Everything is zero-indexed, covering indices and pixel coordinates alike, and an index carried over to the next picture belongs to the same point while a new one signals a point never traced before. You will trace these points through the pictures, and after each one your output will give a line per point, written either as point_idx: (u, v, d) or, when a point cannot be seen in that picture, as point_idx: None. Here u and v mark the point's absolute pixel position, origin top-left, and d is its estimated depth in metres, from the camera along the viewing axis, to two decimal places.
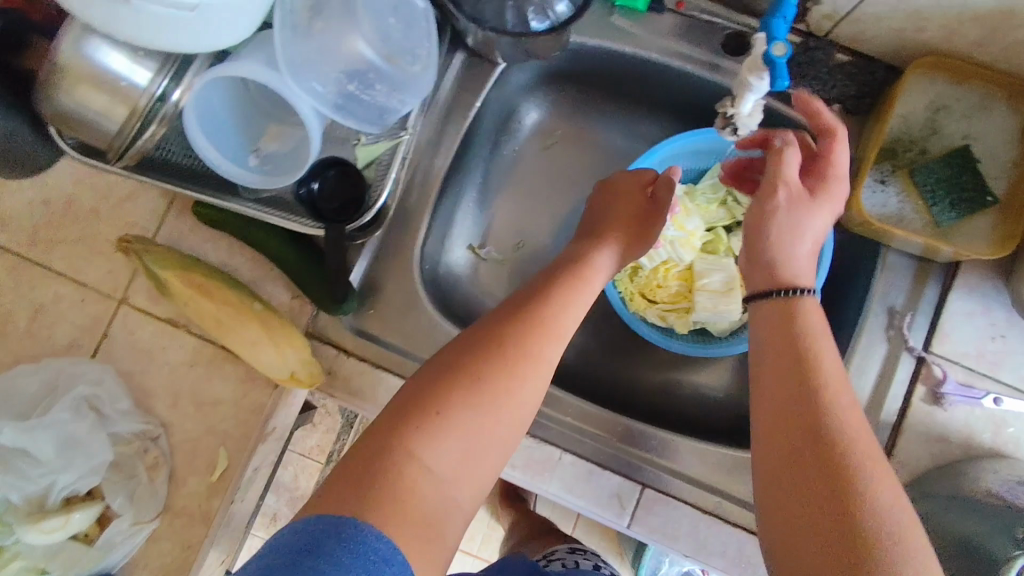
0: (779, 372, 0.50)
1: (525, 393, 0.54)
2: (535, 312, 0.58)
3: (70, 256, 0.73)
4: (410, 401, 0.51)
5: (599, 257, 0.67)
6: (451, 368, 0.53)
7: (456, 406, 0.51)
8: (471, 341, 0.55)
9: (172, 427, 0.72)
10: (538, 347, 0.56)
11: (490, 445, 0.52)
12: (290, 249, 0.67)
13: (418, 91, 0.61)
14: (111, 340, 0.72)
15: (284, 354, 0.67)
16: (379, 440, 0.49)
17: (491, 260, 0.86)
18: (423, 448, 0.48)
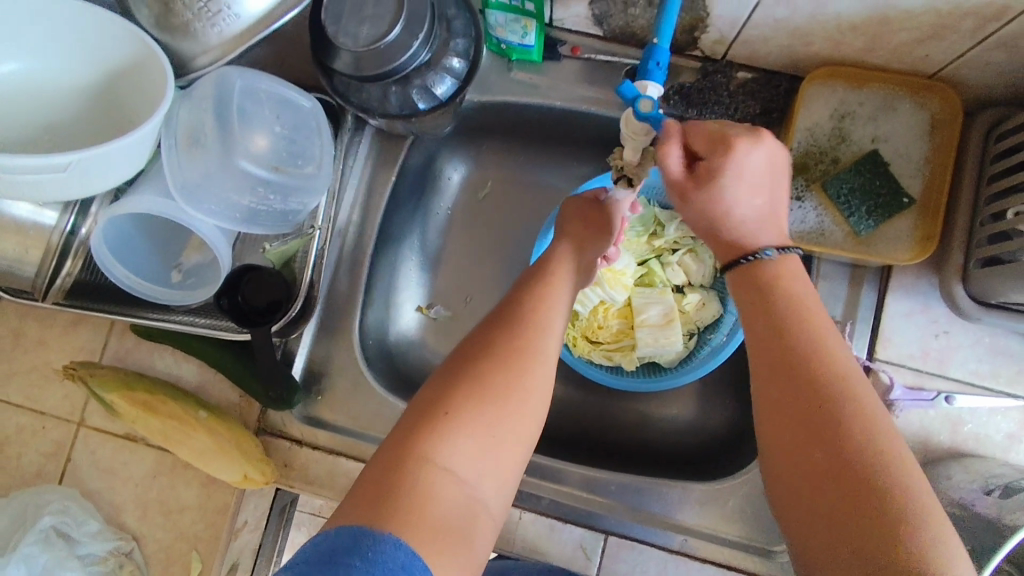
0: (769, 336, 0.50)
1: (529, 389, 0.54)
2: (528, 311, 0.59)
3: (26, 387, 0.76)
4: (422, 408, 0.52)
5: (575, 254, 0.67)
6: (454, 375, 0.54)
7: (463, 407, 0.51)
8: (472, 344, 0.56)
9: (143, 538, 0.74)
10: (533, 341, 0.56)
11: (507, 440, 0.52)
12: (225, 356, 0.69)
13: (316, 189, 0.64)
14: (75, 462, 0.75)
15: (233, 459, 0.69)
16: (395, 450, 0.49)
17: (442, 318, 0.86)
18: (438, 450, 0.49)
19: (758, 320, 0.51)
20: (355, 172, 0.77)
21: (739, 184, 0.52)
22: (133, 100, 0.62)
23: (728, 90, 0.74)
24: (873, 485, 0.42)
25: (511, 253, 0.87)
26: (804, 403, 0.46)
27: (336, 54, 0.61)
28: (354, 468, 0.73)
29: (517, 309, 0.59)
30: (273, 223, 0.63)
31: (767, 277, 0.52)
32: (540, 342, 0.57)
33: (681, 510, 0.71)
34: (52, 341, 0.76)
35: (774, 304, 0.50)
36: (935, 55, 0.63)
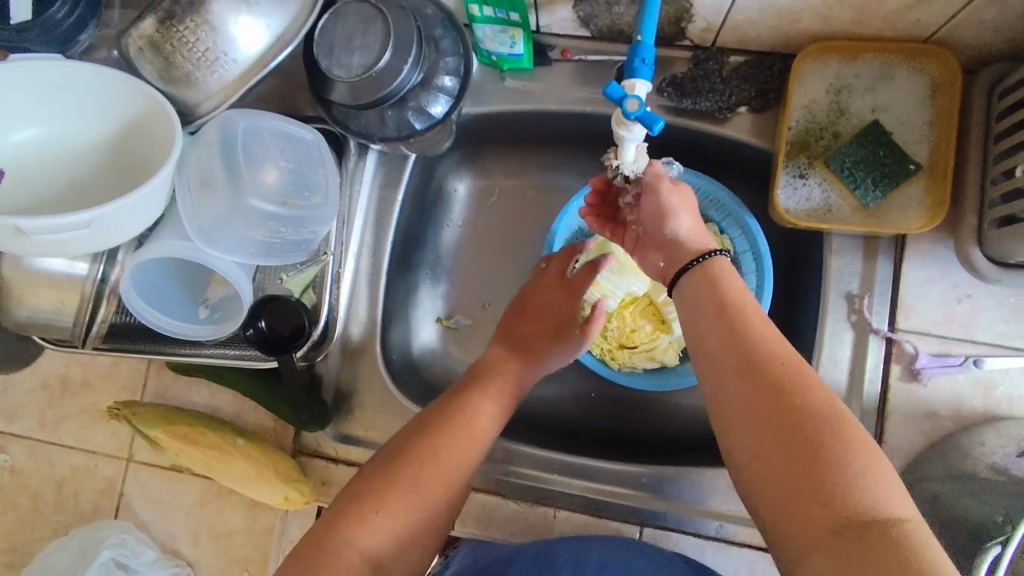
0: (714, 332, 0.53)
1: (444, 476, 0.60)
2: (467, 418, 0.65)
3: (76, 429, 0.81)
4: (358, 491, 0.57)
5: (525, 370, 0.73)
6: (388, 470, 0.59)
7: (390, 495, 0.57)
8: (409, 433, 0.63)
9: (199, 563, 0.77)
10: (465, 454, 0.62)
11: (417, 539, 0.58)
12: (259, 384, 0.74)
13: (325, 217, 0.68)
14: (128, 496, 0.79)
15: (273, 483, 0.73)
16: (327, 525, 0.55)
17: (462, 327, 0.87)
18: (364, 532, 0.55)
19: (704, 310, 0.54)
20: (364, 195, 0.79)
21: (677, 199, 0.63)
22: (145, 150, 0.65)
23: (721, 77, 0.72)
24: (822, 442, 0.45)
25: (522, 260, 0.89)
26: (751, 386, 0.49)
27: (332, 86, 0.63)
28: None
29: (447, 405, 0.66)
30: (291, 251, 0.68)
31: (712, 277, 0.56)
32: (463, 441, 0.63)
33: (714, 497, 0.71)
34: (96, 383, 0.81)
35: (720, 299, 0.54)
36: (927, 19, 0.63)
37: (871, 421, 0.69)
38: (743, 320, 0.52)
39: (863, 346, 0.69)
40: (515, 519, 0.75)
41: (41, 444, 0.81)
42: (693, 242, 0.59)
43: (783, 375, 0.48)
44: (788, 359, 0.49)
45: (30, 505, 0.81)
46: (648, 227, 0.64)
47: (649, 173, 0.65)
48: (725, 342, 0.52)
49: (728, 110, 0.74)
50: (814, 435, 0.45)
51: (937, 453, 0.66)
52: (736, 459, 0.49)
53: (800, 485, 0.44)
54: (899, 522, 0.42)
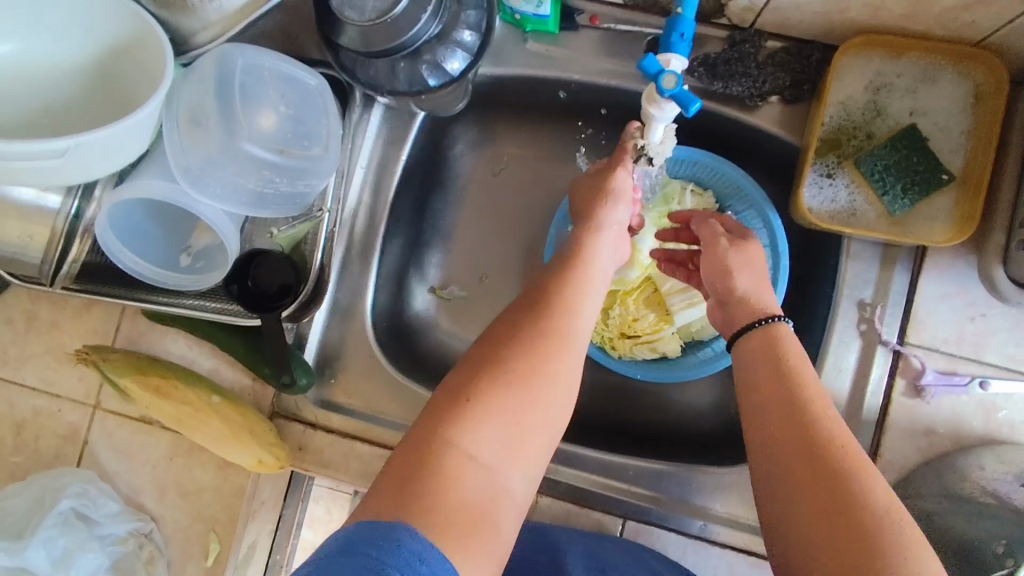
0: (775, 401, 0.53)
1: (550, 363, 0.52)
2: (550, 296, 0.55)
3: (41, 370, 0.76)
4: (454, 385, 0.50)
5: (606, 246, 0.61)
6: (478, 362, 0.51)
7: (476, 390, 0.49)
8: (498, 330, 0.54)
9: (163, 519, 0.74)
10: (562, 328, 0.54)
11: (533, 426, 0.50)
12: (238, 339, 0.70)
13: (323, 170, 0.63)
14: (92, 445, 0.75)
15: (247, 444, 0.69)
16: (421, 433, 0.48)
17: (455, 298, 0.84)
18: (466, 432, 0.47)
19: (766, 381, 0.54)
20: (364, 152, 0.74)
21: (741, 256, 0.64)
22: (130, 79, 0.60)
23: (756, 61, 0.68)
24: (871, 533, 0.44)
25: (525, 233, 0.85)
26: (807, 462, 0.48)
27: (342, 29, 0.59)
28: (369, 451, 0.73)
29: (541, 296, 0.56)
30: (282, 204, 0.63)
31: (770, 341, 0.57)
32: (561, 345, 0.53)
33: (702, 495, 0.69)
34: (65, 323, 0.76)
35: (778, 369, 0.54)
36: (983, 21, 0.59)
37: (869, 434, 0.67)
38: (806, 397, 0.52)
39: (869, 356, 0.67)
40: None
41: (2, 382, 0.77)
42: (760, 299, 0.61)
43: (836, 455, 0.48)
44: (849, 450, 0.48)
45: None
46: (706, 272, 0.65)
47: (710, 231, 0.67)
48: (778, 414, 0.52)
49: (759, 97, 0.70)
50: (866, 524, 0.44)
51: (934, 471, 0.64)
52: (778, 538, 0.49)
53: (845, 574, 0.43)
54: None
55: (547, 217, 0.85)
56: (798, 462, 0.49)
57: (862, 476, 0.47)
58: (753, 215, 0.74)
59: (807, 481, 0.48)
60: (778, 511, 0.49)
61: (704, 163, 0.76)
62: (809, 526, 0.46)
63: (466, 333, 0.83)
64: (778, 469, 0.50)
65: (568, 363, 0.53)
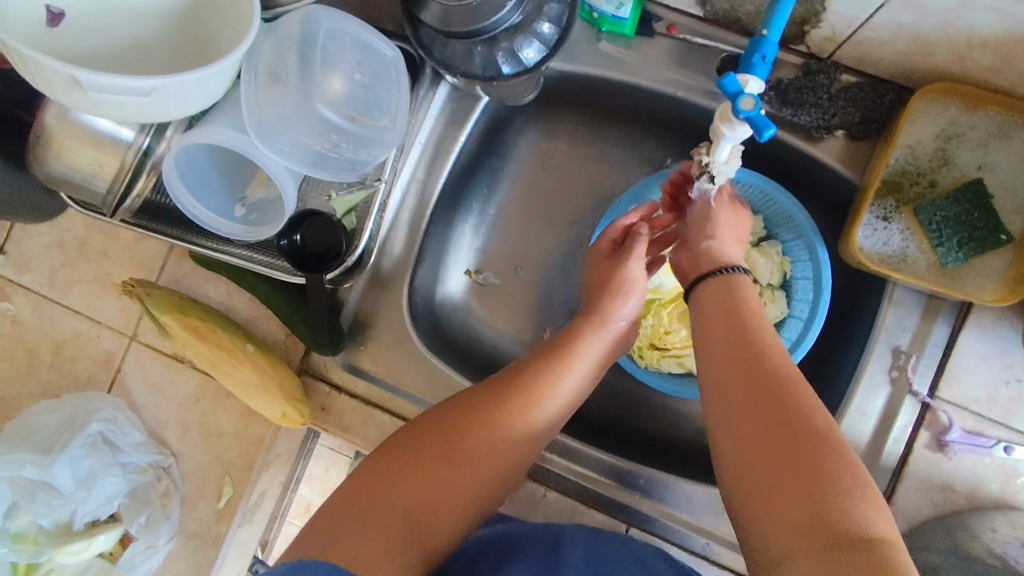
0: (728, 342, 0.56)
1: (486, 442, 0.59)
2: (510, 380, 0.62)
3: (86, 295, 0.79)
4: (398, 443, 0.59)
5: (594, 342, 0.65)
6: (425, 427, 0.59)
7: (410, 452, 0.58)
8: (455, 399, 0.61)
9: (182, 456, 0.76)
10: (512, 411, 0.60)
11: (456, 492, 0.57)
12: (279, 294, 0.71)
13: (387, 142, 0.65)
14: (125, 374, 0.77)
15: (274, 396, 0.71)
16: (362, 480, 0.56)
17: (489, 284, 0.85)
18: (393, 486, 0.56)
19: (719, 325, 0.58)
20: (425, 128, 0.75)
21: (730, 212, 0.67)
22: (216, 27, 0.61)
23: (828, 93, 0.68)
24: (813, 454, 0.46)
25: (567, 231, 0.85)
26: (756, 394, 0.51)
27: (425, 5, 0.59)
28: (388, 422, 0.74)
29: (505, 381, 0.62)
30: (341, 169, 0.64)
31: (727, 288, 0.60)
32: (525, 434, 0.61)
33: (708, 514, 0.70)
34: (116, 254, 0.79)
35: (731, 314, 0.58)
36: None
37: (884, 480, 0.67)
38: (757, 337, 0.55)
39: (897, 404, 0.67)
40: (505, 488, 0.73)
41: (49, 301, 0.80)
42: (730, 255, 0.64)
43: (783, 384, 0.51)
44: (794, 381, 0.51)
45: (26, 359, 0.80)
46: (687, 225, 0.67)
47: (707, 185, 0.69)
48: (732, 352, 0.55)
49: (825, 129, 0.70)
50: (807, 444, 0.47)
51: (945, 528, 0.64)
52: (726, 471, 0.51)
53: (785, 494, 0.46)
54: (882, 538, 0.42)
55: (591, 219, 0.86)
56: (747, 396, 0.52)
57: (803, 402, 0.49)
58: (800, 246, 0.74)
59: (753, 409, 0.51)
60: (725, 443, 0.52)
61: (756, 189, 0.75)
62: (755, 450, 0.49)
63: (495, 322, 0.85)
64: (728, 404, 0.53)
65: (505, 445, 0.60)
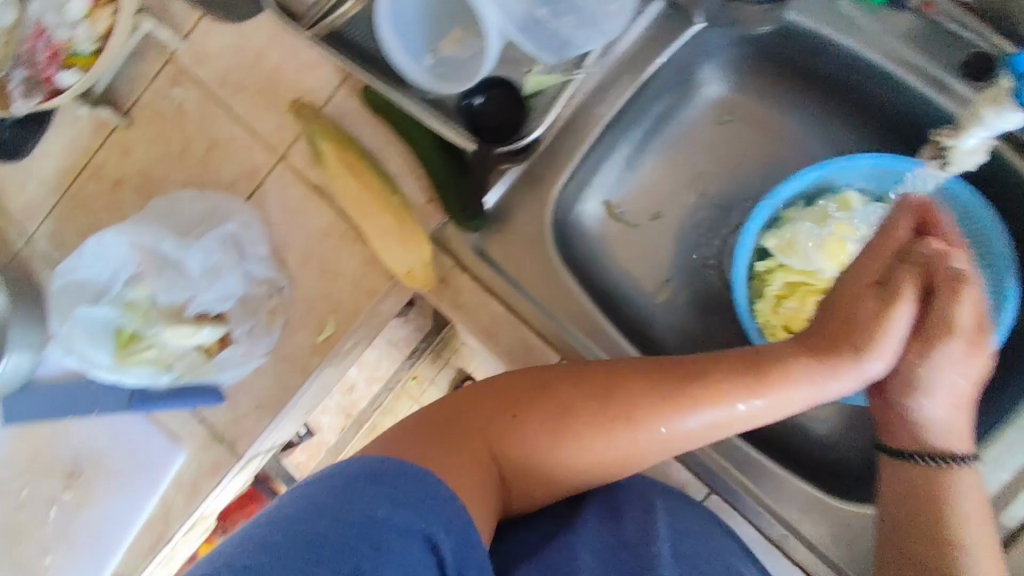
0: (915, 541, 0.58)
1: (600, 435, 0.61)
2: (666, 386, 0.61)
3: (251, 105, 0.80)
4: (516, 391, 0.62)
5: (790, 377, 0.61)
6: (553, 390, 0.61)
7: (523, 410, 0.61)
8: (599, 373, 0.62)
9: (297, 282, 0.77)
10: (640, 420, 0.60)
11: (551, 464, 0.61)
12: (439, 154, 0.70)
13: (603, 31, 0.68)
14: (264, 189, 0.79)
15: (408, 250, 0.70)
16: (472, 409, 0.61)
17: (625, 221, 0.84)
18: (503, 434, 0.60)
19: (909, 515, 0.59)
20: (630, 38, 0.70)
21: (898, 327, 0.61)
22: None
23: None
24: None
25: (722, 192, 0.83)
26: None
27: None
28: (502, 314, 0.73)
29: (654, 384, 0.61)
30: (549, 46, 0.67)
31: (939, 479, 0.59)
32: (638, 437, 0.61)
33: (795, 509, 0.67)
34: (289, 74, 0.79)
35: (931, 508, 0.58)
36: None
37: None
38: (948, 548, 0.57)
39: None
40: None
41: (215, 100, 0.82)
42: (890, 385, 0.62)
43: None
44: None
45: (179, 148, 0.82)
46: (857, 319, 0.62)
47: (908, 283, 0.60)
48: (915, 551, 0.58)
49: None
50: None
51: None
52: None
53: None
54: None
55: (751, 190, 0.83)
56: None
57: None
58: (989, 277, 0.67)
59: None
60: None
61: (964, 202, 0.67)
62: None
63: (620, 258, 0.83)
64: None
65: (616, 447, 0.61)
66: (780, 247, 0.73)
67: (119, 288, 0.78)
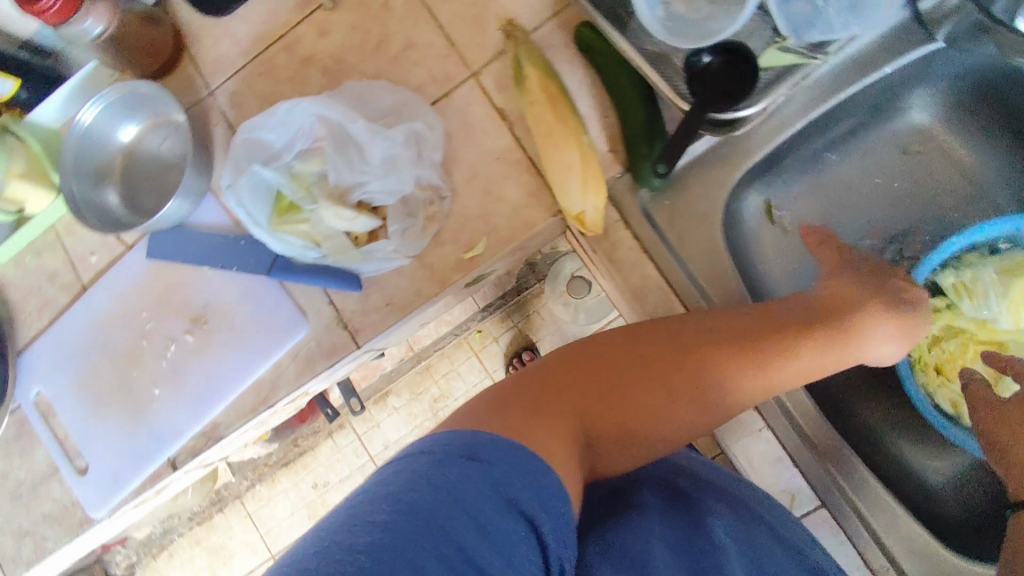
0: None
1: (652, 379, 0.66)
2: (705, 342, 0.67)
3: (455, 15, 0.81)
4: (558, 372, 0.65)
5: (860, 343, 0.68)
6: (586, 365, 0.66)
7: (569, 384, 0.64)
8: (619, 346, 0.68)
9: (458, 196, 0.78)
10: (684, 369, 0.66)
11: (626, 415, 0.64)
12: (642, 109, 0.70)
13: (854, 24, 0.67)
14: (450, 100, 0.80)
15: (587, 193, 0.70)
16: (536, 392, 0.61)
17: (781, 225, 0.83)
18: (571, 406, 0.61)
19: None
20: (861, 41, 0.69)
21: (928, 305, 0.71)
22: None
23: None
24: None
25: (888, 223, 0.81)
26: None
27: None
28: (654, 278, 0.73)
29: (687, 345, 0.67)
30: (796, 22, 0.66)
31: None
32: (691, 379, 0.66)
33: (897, 545, 0.69)
34: None
35: None
36: None
37: None
38: None
39: None
40: None
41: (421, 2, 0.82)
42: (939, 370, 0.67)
43: None
44: None
45: (375, 40, 0.84)
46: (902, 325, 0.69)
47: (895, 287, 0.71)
48: None
49: None
50: None
51: None
52: None
53: None
54: None
55: (912, 225, 0.81)
56: None
57: None
58: None
59: None
60: None
61: None
62: None
63: (765, 259, 0.82)
64: None
65: (685, 391, 0.66)
66: (959, 287, 0.72)
67: (291, 158, 0.78)
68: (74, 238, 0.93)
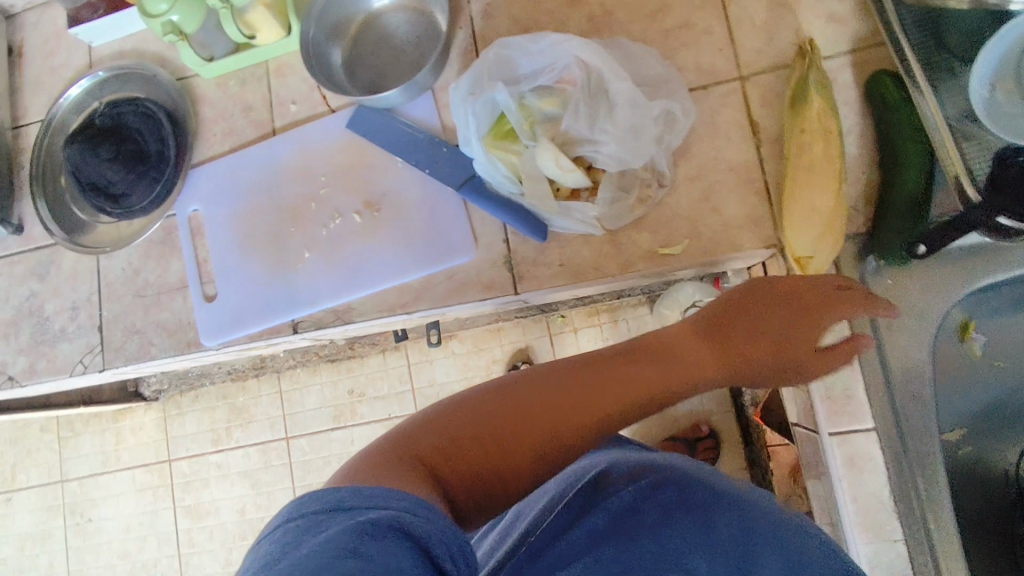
0: None
1: (550, 414, 0.58)
2: (589, 373, 0.62)
3: (747, 12, 0.77)
4: (438, 419, 0.55)
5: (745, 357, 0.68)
6: (470, 405, 0.57)
7: (447, 425, 0.54)
8: (503, 388, 0.59)
9: (677, 190, 0.76)
10: (574, 397, 0.60)
11: (516, 451, 0.56)
12: (915, 186, 0.67)
13: None
14: (707, 93, 0.76)
15: (823, 243, 0.70)
16: (404, 442, 0.51)
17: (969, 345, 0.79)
18: (449, 442, 0.53)
19: None
20: None
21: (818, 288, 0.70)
22: None
23: None
24: None
25: None
26: None
27: None
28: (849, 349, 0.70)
29: (573, 375, 0.61)
30: None
31: None
32: (593, 400, 0.61)
33: None
34: (805, 11, 0.75)
35: None
36: None
37: None
38: None
39: None
40: (870, 494, 0.74)
41: None
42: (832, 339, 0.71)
43: None
44: None
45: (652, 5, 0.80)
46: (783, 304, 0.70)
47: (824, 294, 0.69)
48: None
49: None
50: None
51: None
52: None
53: None
54: None
55: None
56: None
57: None
58: None
59: None
60: None
61: None
62: None
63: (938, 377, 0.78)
64: None
65: (583, 419, 0.60)
66: None
67: (528, 88, 0.75)
68: (282, 81, 0.93)
